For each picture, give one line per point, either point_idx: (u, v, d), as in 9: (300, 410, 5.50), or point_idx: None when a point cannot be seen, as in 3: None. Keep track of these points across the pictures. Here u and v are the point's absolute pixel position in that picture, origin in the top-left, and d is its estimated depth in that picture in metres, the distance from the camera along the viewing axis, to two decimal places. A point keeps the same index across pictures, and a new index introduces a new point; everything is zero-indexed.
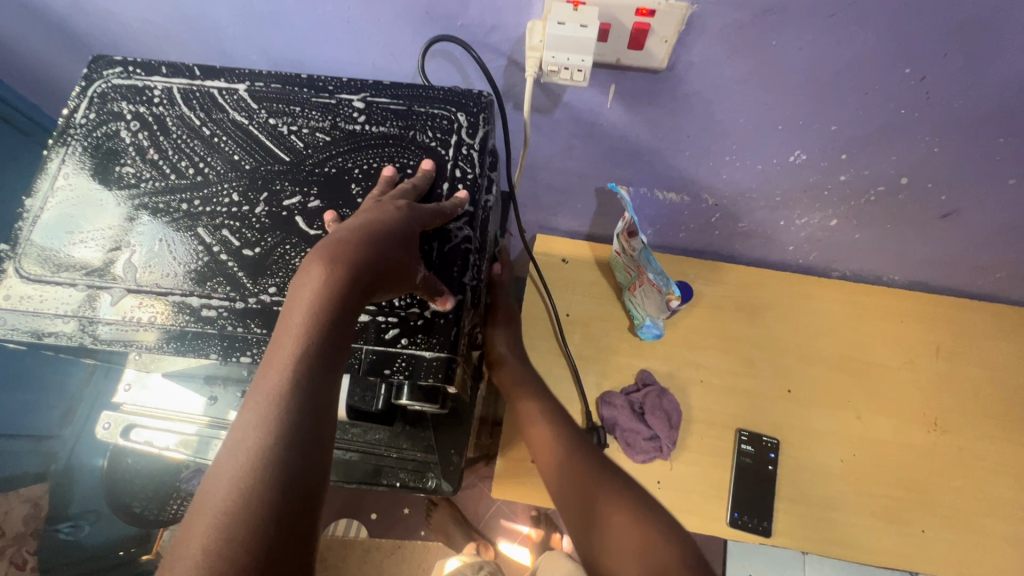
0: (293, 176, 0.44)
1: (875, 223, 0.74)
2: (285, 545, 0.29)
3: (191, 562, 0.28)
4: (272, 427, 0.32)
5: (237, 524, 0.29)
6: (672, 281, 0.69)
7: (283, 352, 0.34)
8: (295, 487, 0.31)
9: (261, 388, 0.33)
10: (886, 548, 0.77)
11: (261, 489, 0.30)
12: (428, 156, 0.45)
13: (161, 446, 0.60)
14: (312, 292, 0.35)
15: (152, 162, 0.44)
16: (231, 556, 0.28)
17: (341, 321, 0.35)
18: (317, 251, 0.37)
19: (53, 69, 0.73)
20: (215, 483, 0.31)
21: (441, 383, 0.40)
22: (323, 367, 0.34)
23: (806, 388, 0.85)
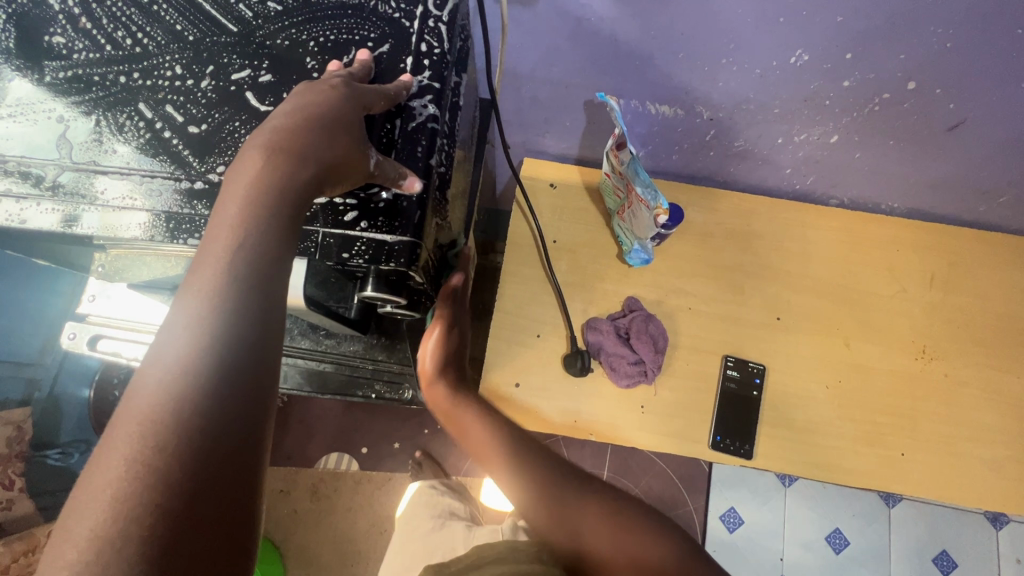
0: (242, 48, 0.40)
1: (878, 138, 0.71)
2: (226, 441, 0.30)
3: (118, 462, 0.28)
4: (207, 325, 0.31)
5: (173, 421, 0.29)
6: (662, 193, 0.65)
7: (215, 248, 0.32)
8: (236, 386, 0.31)
9: (193, 287, 0.32)
10: (864, 469, 0.78)
11: (199, 387, 0.30)
12: (390, 29, 0.41)
13: (129, 357, 0.58)
14: (244, 195, 0.33)
15: (85, 31, 0.40)
16: (167, 453, 0.28)
17: (278, 220, 0.33)
18: (256, 143, 0.35)
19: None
20: (147, 381, 0.30)
21: (405, 268, 0.38)
22: (259, 265, 0.33)
23: (795, 316, 0.84)
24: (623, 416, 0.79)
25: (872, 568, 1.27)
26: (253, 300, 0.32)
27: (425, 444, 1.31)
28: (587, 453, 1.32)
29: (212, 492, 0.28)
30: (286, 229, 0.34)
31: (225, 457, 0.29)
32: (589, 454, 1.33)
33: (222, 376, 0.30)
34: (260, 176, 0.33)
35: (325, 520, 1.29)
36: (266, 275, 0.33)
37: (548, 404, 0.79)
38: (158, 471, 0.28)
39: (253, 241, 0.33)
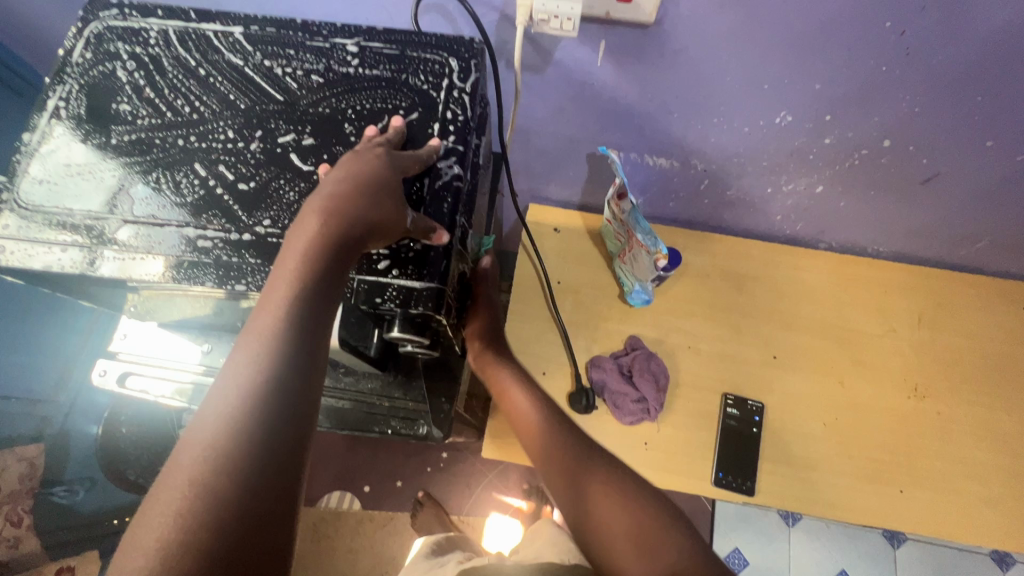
0: (288, 115, 0.45)
1: (859, 189, 0.76)
2: (267, 487, 0.32)
3: (182, 485, 0.31)
4: (262, 376, 0.34)
5: (224, 463, 0.31)
6: (660, 240, 0.70)
7: (271, 307, 0.36)
8: (280, 433, 0.33)
9: (251, 341, 0.35)
10: (864, 506, 0.80)
11: (249, 432, 0.32)
12: (420, 98, 0.46)
13: (157, 394, 0.62)
14: (304, 249, 0.38)
15: (149, 100, 0.45)
16: (219, 488, 0.31)
17: (330, 272, 0.38)
18: (311, 206, 0.40)
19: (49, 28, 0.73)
20: (203, 424, 0.33)
21: (432, 312, 0.42)
22: (309, 321, 0.37)
23: (791, 354, 0.87)
24: (627, 452, 0.81)
25: None
26: (302, 355, 0.36)
27: (429, 482, 1.31)
28: None
29: (252, 533, 0.30)
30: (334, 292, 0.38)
31: (265, 503, 0.31)
32: None
33: (271, 422, 0.33)
34: (315, 239, 0.38)
35: (325, 561, 1.27)
36: (315, 332, 0.37)
37: None
38: (205, 510, 0.30)
39: (305, 300, 0.37)
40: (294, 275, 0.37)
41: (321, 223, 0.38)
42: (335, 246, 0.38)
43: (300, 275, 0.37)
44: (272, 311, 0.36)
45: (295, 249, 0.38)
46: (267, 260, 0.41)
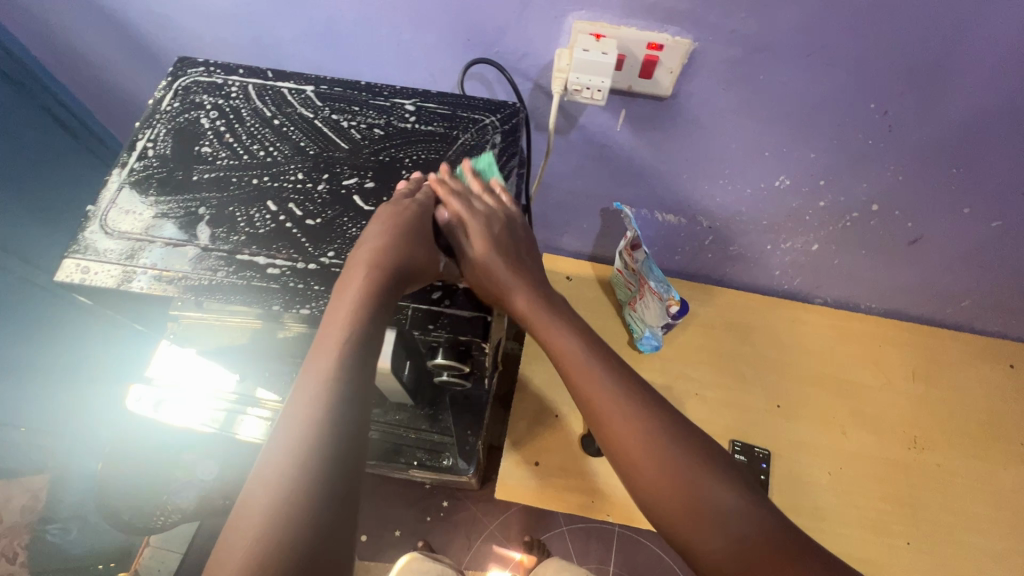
0: (352, 161, 0.50)
1: (852, 248, 0.83)
2: (330, 507, 0.38)
3: (264, 500, 0.37)
4: (315, 424, 0.40)
5: (287, 507, 0.37)
6: (675, 288, 0.74)
7: (319, 361, 0.42)
8: (336, 475, 0.39)
9: (304, 394, 0.41)
10: (873, 558, 0.80)
11: (308, 477, 0.38)
12: (469, 152, 0.52)
13: (189, 420, 0.64)
14: (352, 297, 0.43)
15: (228, 144, 0.50)
16: (293, 505, 0.37)
17: (376, 315, 0.43)
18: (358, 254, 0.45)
19: (123, 77, 0.80)
20: (268, 471, 0.39)
21: (478, 339, 0.46)
22: (354, 371, 0.42)
23: (794, 404, 0.91)
24: None
25: None
26: (350, 402, 0.41)
27: (428, 533, 1.28)
28: (592, 547, 1.29)
29: (319, 565, 0.36)
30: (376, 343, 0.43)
31: (334, 516, 0.38)
32: (594, 549, 1.30)
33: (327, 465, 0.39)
34: (363, 288, 0.43)
35: None
36: (359, 380, 0.42)
37: (564, 483, 0.82)
38: (282, 547, 0.36)
39: (349, 355, 0.42)
40: (338, 335, 0.42)
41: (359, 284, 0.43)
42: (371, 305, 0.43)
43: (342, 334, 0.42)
44: (321, 364, 0.42)
45: (335, 310, 0.43)
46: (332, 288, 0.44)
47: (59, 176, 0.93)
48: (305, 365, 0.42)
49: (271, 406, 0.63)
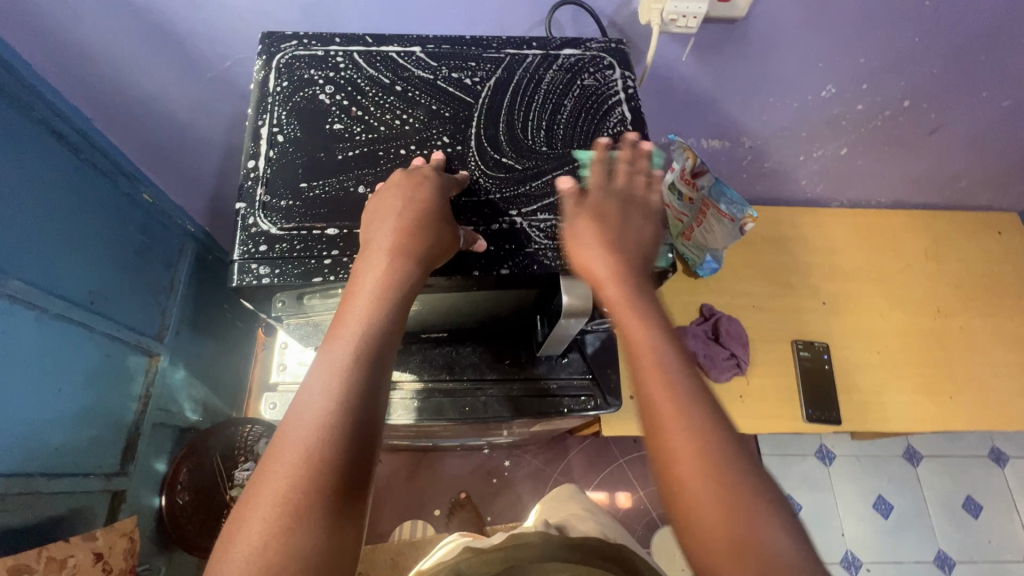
0: (491, 118, 0.49)
1: (877, 147, 0.90)
2: (331, 514, 0.33)
3: (267, 507, 0.33)
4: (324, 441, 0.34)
5: (292, 531, 0.32)
6: (749, 205, 0.77)
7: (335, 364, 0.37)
8: (332, 509, 0.33)
9: (315, 404, 0.36)
10: (926, 415, 0.93)
11: (307, 508, 0.33)
12: (598, 91, 0.51)
13: None
14: (372, 280, 0.39)
15: (359, 117, 0.47)
16: (297, 511, 0.32)
17: (400, 298, 0.39)
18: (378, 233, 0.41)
19: (133, 76, 0.71)
20: (263, 493, 0.33)
21: (669, 269, 0.46)
22: (369, 384, 0.37)
23: (836, 299, 1.00)
24: (728, 407, 0.89)
25: (917, 526, 1.41)
26: (359, 419, 0.36)
27: (499, 493, 1.32)
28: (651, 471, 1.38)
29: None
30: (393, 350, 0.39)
31: (335, 528, 0.33)
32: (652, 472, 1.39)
33: (325, 497, 0.33)
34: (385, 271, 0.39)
35: None
36: (378, 380, 0.37)
37: None
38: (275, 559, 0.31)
39: (372, 366, 0.37)
40: (356, 336, 0.38)
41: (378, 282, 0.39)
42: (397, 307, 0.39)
43: (363, 338, 0.38)
44: (333, 368, 0.37)
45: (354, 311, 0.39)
46: (522, 245, 0.45)
47: (85, 201, 0.80)
48: (313, 367, 0.37)
49: (410, 386, 0.62)
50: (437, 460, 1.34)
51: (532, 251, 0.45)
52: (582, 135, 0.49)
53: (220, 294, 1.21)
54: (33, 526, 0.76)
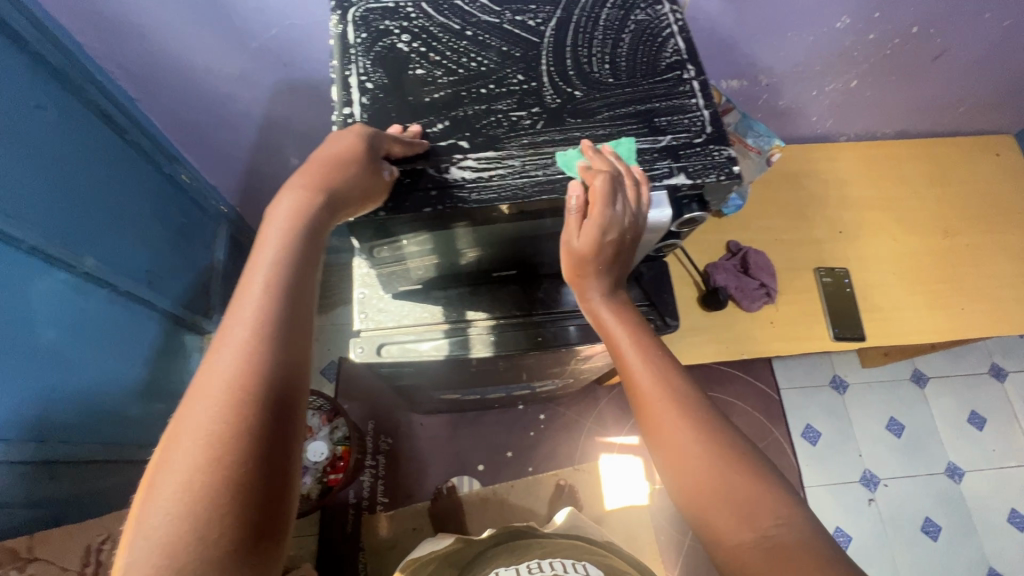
0: (557, 54, 0.52)
1: (885, 77, 0.95)
2: (255, 453, 0.33)
3: (191, 452, 0.32)
4: (226, 434, 0.33)
5: (218, 470, 0.32)
6: (776, 136, 0.82)
7: (240, 329, 0.36)
8: (256, 468, 0.33)
9: (210, 394, 0.34)
10: (941, 326, 0.99)
11: (212, 506, 0.31)
12: (652, 24, 0.55)
13: (418, 351, 0.65)
14: (280, 235, 0.40)
15: (438, 62, 0.50)
16: (220, 454, 0.32)
17: (303, 251, 0.40)
18: (289, 191, 0.42)
19: (179, 53, 0.72)
20: (178, 456, 0.32)
21: (734, 179, 0.50)
22: (284, 340, 0.37)
23: (851, 227, 1.05)
24: (760, 333, 0.95)
25: (927, 441, 1.50)
26: (282, 373, 0.36)
27: (537, 445, 1.39)
28: None
29: (232, 521, 0.31)
30: (297, 330, 0.38)
31: (260, 465, 0.33)
32: None
33: (251, 447, 0.33)
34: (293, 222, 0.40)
35: None
36: (296, 326, 0.38)
37: (700, 339, 0.94)
38: (190, 501, 0.31)
39: (274, 351, 0.36)
40: (253, 324, 0.36)
41: (271, 268, 0.39)
42: (293, 290, 0.39)
43: (259, 326, 0.37)
44: (250, 319, 0.37)
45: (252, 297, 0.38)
46: (600, 167, 0.49)
47: (132, 181, 0.82)
48: (217, 337, 0.36)
49: (484, 322, 0.67)
50: (475, 419, 1.40)
51: (609, 175, 0.48)
52: (642, 66, 0.53)
53: (251, 276, 1.23)
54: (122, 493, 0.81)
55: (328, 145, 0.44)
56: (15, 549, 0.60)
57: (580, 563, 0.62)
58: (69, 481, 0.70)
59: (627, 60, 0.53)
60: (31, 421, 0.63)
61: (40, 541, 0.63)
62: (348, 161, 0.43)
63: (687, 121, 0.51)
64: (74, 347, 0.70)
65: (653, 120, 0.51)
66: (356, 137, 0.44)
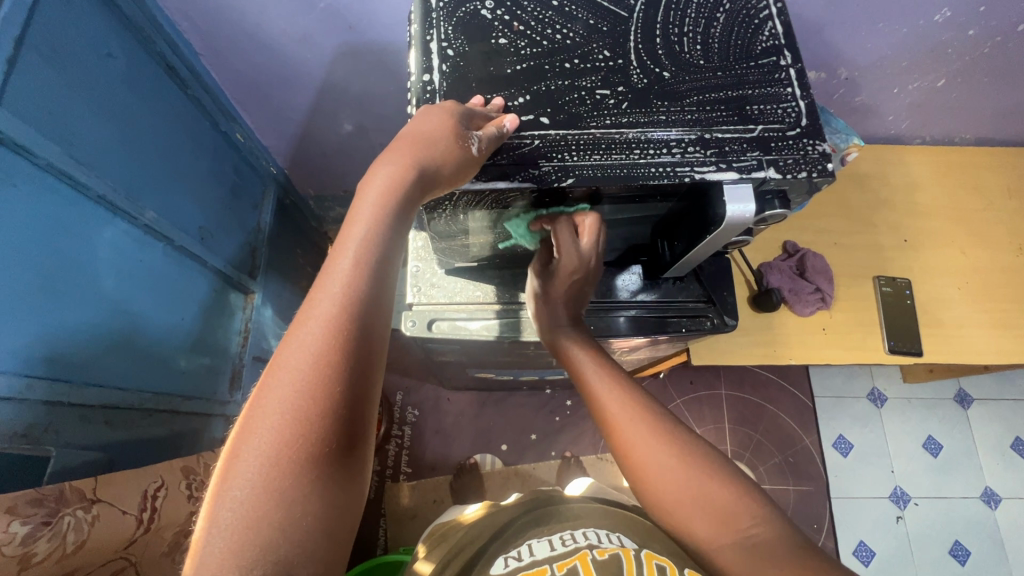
0: (647, 30, 0.50)
1: (977, 77, 0.89)
2: (332, 435, 0.32)
3: (269, 427, 0.31)
4: (306, 423, 0.31)
5: (295, 451, 0.31)
6: (856, 133, 0.73)
7: (324, 301, 0.35)
8: (331, 450, 0.32)
9: (291, 366, 0.32)
10: (1006, 348, 0.94)
11: (275, 496, 0.30)
12: (749, 3, 0.51)
13: (467, 330, 0.65)
14: (371, 207, 0.38)
15: (522, 32, 0.49)
16: (299, 432, 0.31)
17: (391, 225, 0.38)
18: (384, 163, 0.40)
19: (253, 10, 0.72)
20: (256, 429, 0.31)
21: (826, 177, 0.47)
22: (368, 319, 0.35)
23: (918, 237, 1.00)
24: (811, 339, 0.92)
25: (965, 464, 1.45)
26: (362, 352, 0.34)
27: (562, 430, 1.38)
28: (704, 409, 1.47)
29: (305, 504, 0.30)
30: (379, 316, 0.36)
31: (335, 448, 0.32)
32: (706, 410, 1.47)
33: (328, 427, 0.32)
34: (383, 195, 0.39)
35: None
36: (380, 306, 0.36)
37: (747, 341, 0.91)
38: (267, 477, 0.30)
39: (357, 337, 0.34)
40: (339, 300, 0.35)
41: (359, 247, 0.37)
42: (375, 270, 0.37)
43: (344, 308, 0.34)
44: (336, 292, 0.35)
45: (338, 274, 0.36)
46: (686, 153, 0.46)
47: (193, 137, 0.82)
48: (301, 306, 0.35)
49: None
50: (502, 399, 1.40)
51: (692, 162, 0.46)
52: (736, 49, 0.50)
53: (293, 239, 1.24)
54: (171, 441, 0.82)
55: (418, 121, 0.42)
56: (83, 489, 0.58)
57: (613, 533, 0.51)
58: (122, 427, 0.71)
59: (719, 41, 0.50)
60: (91, 366, 0.65)
61: (103, 482, 0.61)
62: (437, 138, 0.41)
63: (781, 111, 0.48)
64: (134, 296, 0.71)
65: (744, 108, 0.48)
66: (446, 114, 0.42)
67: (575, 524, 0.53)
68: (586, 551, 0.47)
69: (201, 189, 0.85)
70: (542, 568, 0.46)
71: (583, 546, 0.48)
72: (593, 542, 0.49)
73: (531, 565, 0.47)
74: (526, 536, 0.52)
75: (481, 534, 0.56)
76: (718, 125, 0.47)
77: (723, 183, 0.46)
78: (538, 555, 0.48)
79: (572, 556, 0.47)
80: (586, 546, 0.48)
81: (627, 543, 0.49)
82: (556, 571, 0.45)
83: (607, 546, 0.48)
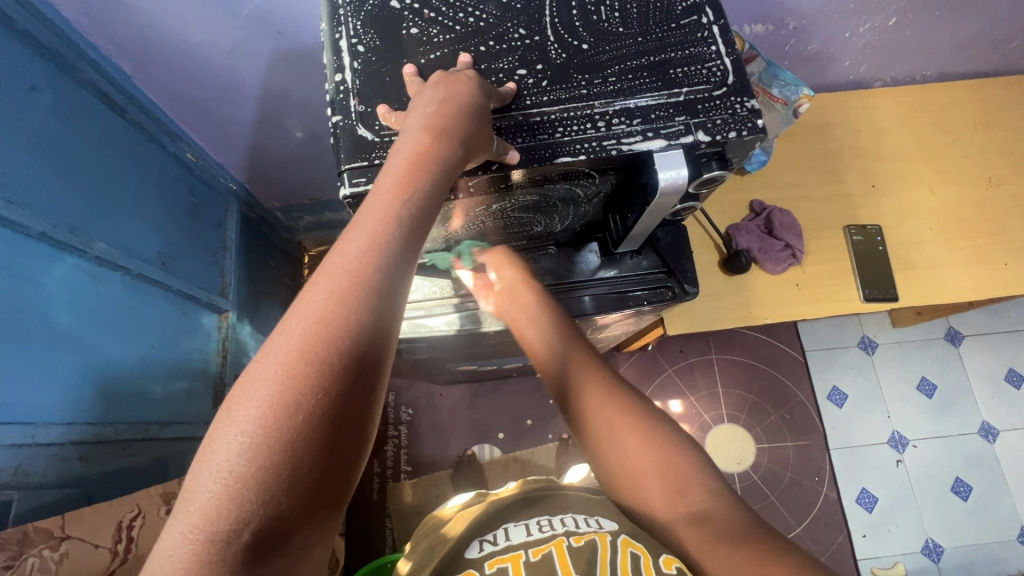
0: (563, 4, 0.48)
1: (927, 12, 0.87)
2: (322, 425, 0.31)
3: (260, 404, 0.30)
4: (294, 408, 0.30)
5: (284, 434, 0.30)
6: (804, 84, 0.72)
7: (332, 285, 0.33)
8: (319, 438, 0.31)
9: (288, 347, 0.31)
10: (982, 284, 0.93)
11: (259, 474, 0.29)
12: None
13: (431, 327, 0.67)
14: (395, 181, 0.37)
15: (433, 19, 0.47)
16: (290, 415, 0.30)
17: (410, 203, 0.37)
18: (412, 132, 0.40)
19: (178, 29, 0.70)
20: (247, 402, 0.30)
21: (757, 134, 0.46)
22: (377, 309, 0.34)
23: (886, 181, 0.99)
24: (785, 296, 0.91)
25: (961, 403, 1.46)
26: (365, 344, 0.33)
27: (557, 412, 1.39)
28: (696, 377, 1.47)
29: (291, 485, 0.30)
30: (397, 281, 0.35)
31: (325, 436, 0.31)
32: (698, 378, 1.48)
33: (320, 414, 0.31)
34: (402, 171, 0.38)
35: None
36: (394, 299, 0.35)
37: (720, 305, 0.90)
38: (254, 454, 0.29)
39: (363, 326, 0.33)
40: (349, 285, 0.33)
41: (376, 229, 0.35)
42: (395, 258, 0.35)
43: (354, 295, 0.33)
44: (349, 275, 0.34)
45: (356, 235, 0.35)
46: (612, 126, 0.45)
47: (136, 160, 0.80)
48: (309, 285, 0.34)
49: None
50: (494, 388, 1.41)
51: (617, 135, 0.45)
52: (656, 12, 0.48)
53: (265, 253, 1.23)
54: (154, 468, 0.83)
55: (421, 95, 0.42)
56: (50, 529, 0.60)
57: (592, 516, 0.50)
58: (97, 461, 0.71)
59: (637, 8, 0.48)
60: (57, 407, 0.65)
61: (72, 519, 0.63)
62: (455, 122, 0.40)
63: (706, 71, 0.47)
64: (95, 327, 0.71)
65: (668, 72, 0.47)
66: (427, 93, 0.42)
67: (556, 510, 0.52)
68: (563, 538, 0.47)
69: (154, 213, 0.84)
70: (517, 553, 0.46)
71: (560, 532, 0.48)
72: (571, 527, 0.48)
73: (506, 550, 0.47)
74: (505, 520, 0.52)
75: (460, 523, 0.54)
76: (640, 93, 0.46)
77: (653, 152, 0.45)
78: (513, 540, 0.48)
79: (548, 542, 0.46)
80: (563, 532, 0.48)
81: (606, 527, 0.48)
82: (530, 557, 0.45)
83: (585, 531, 0.47)
